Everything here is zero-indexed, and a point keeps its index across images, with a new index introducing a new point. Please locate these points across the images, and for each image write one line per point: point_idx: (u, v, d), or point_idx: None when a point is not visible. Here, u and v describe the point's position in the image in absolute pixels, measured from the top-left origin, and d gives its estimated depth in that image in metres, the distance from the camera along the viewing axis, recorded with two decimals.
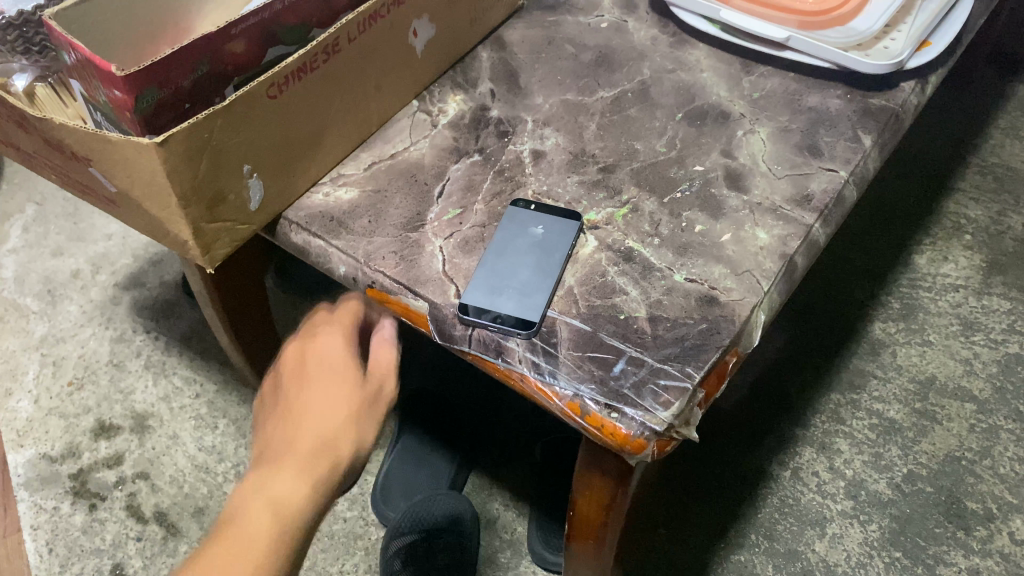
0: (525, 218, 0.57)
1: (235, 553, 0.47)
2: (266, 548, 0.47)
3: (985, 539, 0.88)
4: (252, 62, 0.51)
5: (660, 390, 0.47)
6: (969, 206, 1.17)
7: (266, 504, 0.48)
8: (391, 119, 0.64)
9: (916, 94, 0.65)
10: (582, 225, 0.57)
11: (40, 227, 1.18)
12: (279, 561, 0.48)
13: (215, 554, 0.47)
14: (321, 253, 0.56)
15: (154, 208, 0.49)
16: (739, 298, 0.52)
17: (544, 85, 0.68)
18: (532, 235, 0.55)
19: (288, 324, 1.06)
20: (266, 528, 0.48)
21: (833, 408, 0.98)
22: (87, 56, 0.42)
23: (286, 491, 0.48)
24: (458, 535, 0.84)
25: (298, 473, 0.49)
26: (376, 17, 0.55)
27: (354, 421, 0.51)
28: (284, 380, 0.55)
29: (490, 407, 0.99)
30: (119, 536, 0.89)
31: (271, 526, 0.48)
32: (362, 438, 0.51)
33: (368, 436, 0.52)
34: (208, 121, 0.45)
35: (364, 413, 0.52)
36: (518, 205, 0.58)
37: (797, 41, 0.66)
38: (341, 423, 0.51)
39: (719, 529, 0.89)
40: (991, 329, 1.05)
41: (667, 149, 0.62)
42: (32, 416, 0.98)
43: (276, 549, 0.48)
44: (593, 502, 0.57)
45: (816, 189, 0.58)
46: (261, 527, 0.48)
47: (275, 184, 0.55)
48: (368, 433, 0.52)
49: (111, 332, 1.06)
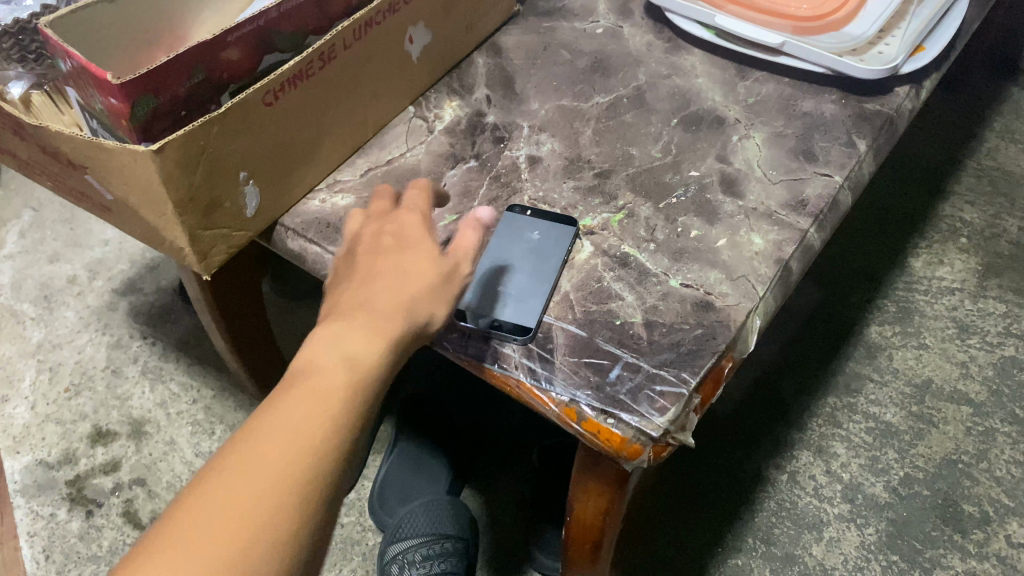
0: (521, 224, 0.57)
1: (285, 438, 0.36)
2: (324, 430, 0.37)
3: (982, 542, 0.89)
4: (248, 69, 0.51)
5: (656, 395, 0.47)
6: (964, 209, 1.17)
7: (330, 374, 0.38)
8: (387, 125, 0.64)
9: (910, 98, 0.66)
10: (578, 231, 0.57)
11: (36, 233, 1.18)
12: (343, 446, 0.37)
13: (255, 445, 0.36)
14: (317, 259, 0.56)
15: (151, 215, 0.49)
16: (735, 303, 0.52)
17: (540, 91, 0.68)
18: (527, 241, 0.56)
19: (285, 330, 1.06)
20: (327, 402, 0.37)
21: (830, 412, 0.98)
22: (83, 64, 0.42)
23: (357, 353, 0.39)
24: (456, 541, 0.84)
25: (369, 335, 0.40)
26: (372, 24, 0.55)
27: (429, 287, 0.43)
28: (340, 258, 0.47)
29: (488, 412, 0.99)
30: (116, 542, 0.89)
31: (335, 399, 0.38)
32: (439, 303, 0.43)
33: (446, 303, 0.44)
34: (204, 128, 0.45)
35: (445, 281, 0.44)
36: (514, 211, 0.58)
37: (791, 46, 0.66)
38: (416, 286, 0.43)
39: (717, 534, 0.89)
40: (988, 332, 1.05)
41: (663, 154, 0.62)
42: (29, 422, 0.98)
43: (337, 429, 0.37)
44: (590, 508, 0.57)
45: (811, 194, 0.59)
46: (322, 400, 0.37)
47: (271, 190, 0.55)
48: (445, 301, 0.44)
49: (107, 338, 1.06)
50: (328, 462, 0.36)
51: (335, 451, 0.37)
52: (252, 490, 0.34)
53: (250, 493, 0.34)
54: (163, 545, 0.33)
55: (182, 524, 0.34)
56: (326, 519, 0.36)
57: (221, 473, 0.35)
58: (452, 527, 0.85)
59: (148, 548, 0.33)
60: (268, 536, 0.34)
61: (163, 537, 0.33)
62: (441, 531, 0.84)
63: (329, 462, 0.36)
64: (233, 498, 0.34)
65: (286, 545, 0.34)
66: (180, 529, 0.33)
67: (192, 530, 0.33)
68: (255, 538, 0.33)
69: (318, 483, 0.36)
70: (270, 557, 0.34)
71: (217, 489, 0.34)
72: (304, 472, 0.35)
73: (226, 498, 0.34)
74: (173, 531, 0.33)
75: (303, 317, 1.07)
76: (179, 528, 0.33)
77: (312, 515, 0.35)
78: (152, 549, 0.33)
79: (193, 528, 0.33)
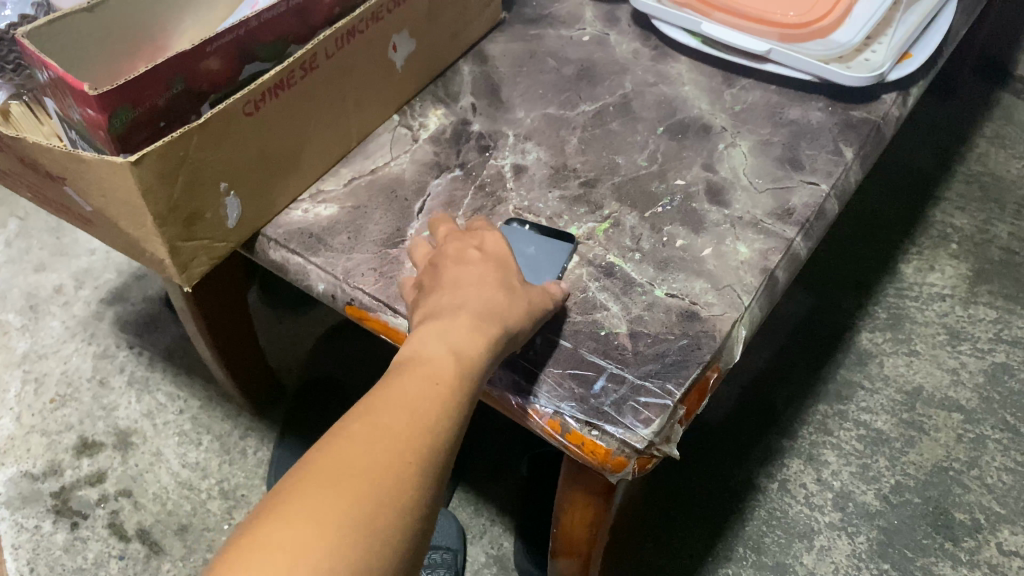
0: (518, 237, 0.56)
1: (400, 414, 0.39)
2: (436, 411, 0.39)
3: (973, 550, 0.88)
4: (228, 79, 0.51)
5: (640, 407, 0.46)
6: (954, 215, 1.17)
7: (440, 364, 0.41)
8: (371, 134, 0.64)
9: (897, 105, 0.66)
10: (574, 245, 0.56)
11: (22, 242, 1.17)
12: (451, 429, 0.40)
13: (373, 420, 0.38)
14: (300, 270, 0.56)
15: (130, 226, 0.48)
16: (720, 313, 0.52)
17: (526, 99, 0.68)
18: (522, 254, 0.55)
19: (273, 340, 1.05)
20: (438, 387, 0.40)
21: (821, 419, 0.98)
22: (60, 75, 0.42)
23: (464, 346, 0.42)
24: (446, 552, 0.85)
25: (474, 332, 0.43)
26: (354, 33, 0.55)
27: (519, 308, 0.46)
28: (422, 274, 0.50)
29: (478, 421, 0.98)
30: (100, 555, 0.88)
31: (446, 385, 0.41)
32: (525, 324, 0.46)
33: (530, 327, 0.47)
34: (184, 139, 0.45)
35: (532, 307, 0.47)
36: (512, 224, 0.57)
37: (778, 54, 0.66)
38: (508, 304, 0.46)
39: (707, 543, 0.88)
40: (978, 338, 1.05)
41: (649, 163, 0.62)
42: (13, 433, 0.97)
43: (447, 412, 0.40)
44: (577, 520, 0.56)
45: (797, 203, 0.58)
46: (433, 384, 0.40)
47: (254, 201, 0.55)
48: (530, 323, 0.47)
49: (94, 348, 1.05)
50: (438, 442, 0.39)
51: (443, 432, 0.39)
52: (373, 454, 0.37)
53: (371, 458, 0.36)
54: (290, 500, 0.35)
55: (307, 483, 0.35)
56: (433, 496, 0.38)
57: (342, 442, 0.37)
58: (442, 539, 0.86)
59: (273, 506, 0.35)
60: (386, 496, 0.35)
61: (287, 496, 0.35)
62: (434, 541, 0.85)
63: (440, 441, 0.39)
64: (356, 461, 0.36)
65: (400, 508, 0.36)
66: (305, 487, 0.35)
67: (317, 487, 0.35)
68: (373, 497, 0.35)
69: (430, 457, 0.38)
70: (386, 517, 0.35)
71: (340, 455, 0.37)
72: (419, 444, 0.38)
73: (348, 461, 0.36)
74: (298, 488, 0.35)
75: (292, 326, 1.06)
76: (305, 485, 0.35)
77: (423, 487, 0.37)
78: (279, 505, 0.35)
79: (316, 486, 0.35)
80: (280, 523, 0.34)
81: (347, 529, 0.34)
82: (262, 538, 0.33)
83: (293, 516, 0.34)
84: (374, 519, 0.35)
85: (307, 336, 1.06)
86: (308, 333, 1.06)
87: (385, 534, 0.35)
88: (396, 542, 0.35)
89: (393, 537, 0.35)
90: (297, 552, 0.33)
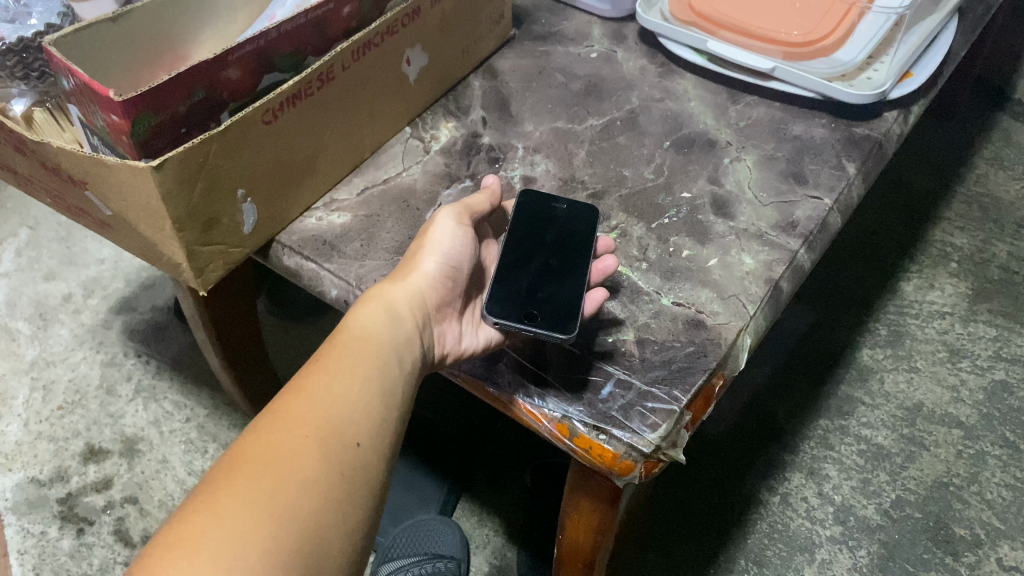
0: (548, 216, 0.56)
1: (306, 403, 0.43)
2: (348, 395, 0.44)
3: (974, 564, 0.88)
4: (247, 88, 0.52)
5: (647, 412, 0.47)
6: (954, 234, 1.19)
7: (341, 349, 0.46)
8: (384, 145, 0.65)
9: (898, 123, 0.67)
10: None
11: (32, 250, 1.18)
12: (361, 404, 0.44)
13: (280, 414, 0.42)
14: (313, 276, 0.57)
15: (149, 231, 0.49)
16: (726, 322, 0.52)
17: (535, 113, 0.69)
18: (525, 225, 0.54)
19: (279, 349, 1.06)
20: (341, 371, 0.44)
21: (822, 434, 0.99)
22: (85, 82, 0.43)
23: (363, 324, 0.47)
24: (449, 561, 0.84)
25: (371, 305, 0.48)
26: (370, 46, 0.56)
27: (421, 249, 0.51)
28: None
29: (483, 435, 0.99)
30: (105, 561, 0.88)
31: (349, 366, 0.45)
32: (431, 254, 0.50)
33: (443, 250, 0.50)
34: (203, 145, 0.46)
35: (433, 232, 0.51)
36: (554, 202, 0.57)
37: (782, 71, 0.68)
38: (407, 259, 0.51)
39: (708, 555, 0.88)
40: (978, 355, 1.06)
41: (655, 176, 0.63)
42: (21, 439, 0.97)
43: (355, 390, 0.44)
44: (583, 526, 0.57)
45: (801, 216, 0.59)
46: (337, 368, 0.44)
47: (269, 209, 0.56)
48: (439, 257, 0.50)
49: (102, 355, 1.06)
50: (347, 419, 0.43)
51: (352, 410, 0.43)
52: (280, 444, 0.41)
53: (279, 447, 0.40)
54: (207, 497, 0.38)
55: (221, 481, 0.39)
56: (356, 467, 0.42)
57: (252, 440, 0.41)
58: (445, 548, 0.85)
59: (193, 505, 0.39)
60: (298, 477, 0.40)
61: (208, 490, 0.39)
62: (438, 550, 0.84)
63: (349, 418, 0.43)
64: (263, 453, 0.40)
65: (320, 487, 0.40)
66: (219, 483, 0.39)
67: (242, 481, 0.39)
68: (284, 482, 0.39)
69: (338, 435, 0.42)
70: (302, 494, 0.39)
71: (250, 450, 0.41)
72: (325, 426, 0.42)
73: (259, 455, 0.40)
74: (214, 485, 0.39)
75: (296, 337, 1.08)
76: (228, 479, 0.39)
77: (338, 462, 0.41)
78: (196, 505, 0.38)
79: (228, 482, 0.39)
80: (199, 519, 0.38)
81: (263, 513, 0.38)
82: (188, 532, 0.37)
83: (209, 514, 0.38)
84: (287, 500, 0.39)
85: (313, 346, 1.07)
86: (312, 343, 1.07)
87: (306, 511, 0.39)
88: (321, 514, 0.39)
89: (314, 510, 0.39)
90: (221, 537, 0.37)
